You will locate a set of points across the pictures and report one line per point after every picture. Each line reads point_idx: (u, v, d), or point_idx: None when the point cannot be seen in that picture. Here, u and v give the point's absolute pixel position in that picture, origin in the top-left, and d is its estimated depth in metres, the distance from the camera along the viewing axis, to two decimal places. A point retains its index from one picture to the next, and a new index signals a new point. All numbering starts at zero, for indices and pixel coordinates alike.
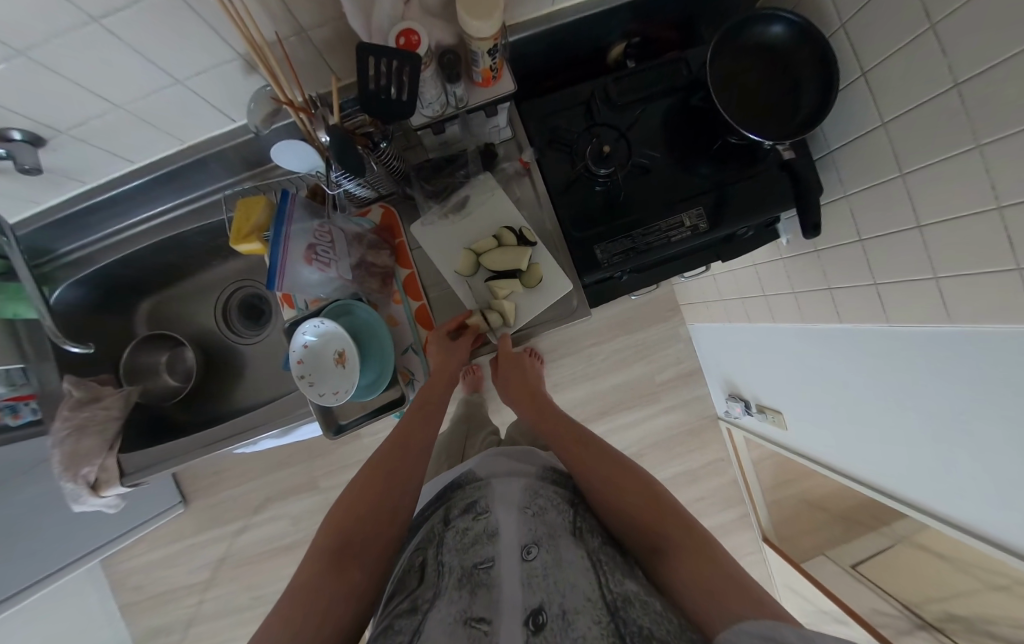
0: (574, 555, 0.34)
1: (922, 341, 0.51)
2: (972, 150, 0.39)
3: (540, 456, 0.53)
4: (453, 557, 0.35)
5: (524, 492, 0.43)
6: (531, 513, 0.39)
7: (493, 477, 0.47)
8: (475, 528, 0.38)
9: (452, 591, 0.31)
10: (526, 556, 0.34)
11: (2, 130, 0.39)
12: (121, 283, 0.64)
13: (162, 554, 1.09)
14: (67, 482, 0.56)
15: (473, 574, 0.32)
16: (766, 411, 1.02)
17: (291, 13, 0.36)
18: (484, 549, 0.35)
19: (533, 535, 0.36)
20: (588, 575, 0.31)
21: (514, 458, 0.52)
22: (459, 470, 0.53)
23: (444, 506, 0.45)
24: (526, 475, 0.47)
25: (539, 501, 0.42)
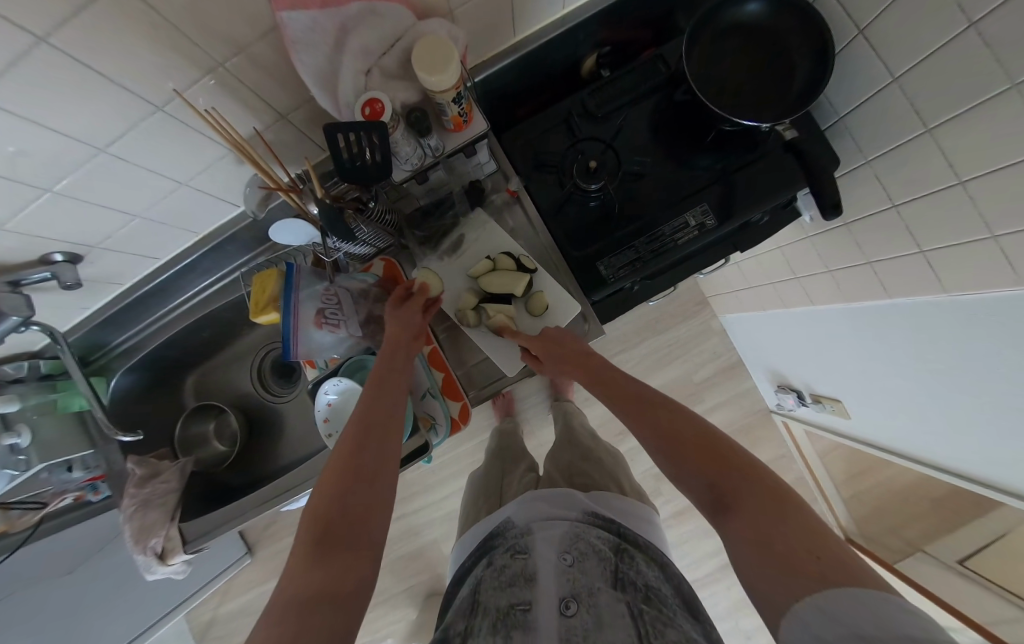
0: (613, 611, 0.30)
1: (993, 310, 0.44)
2: (1006, 91, 0.34)
3: (584, 493, 0.47)
4: (487, 595, 0.34)
5: (568, 535, 0.38)
6: (570, 562, 0.35)
7: (532, 519, 0.41)
8: (512, 570, 0.36)
9: (485, 636, 0.30)
10: (565, 610, 0.31)
11: (48, 255, 0.44)
12: (166, 364, 0.70)
13: (235, 605, 1.16)
14: (139, 555, 0.61)
15: (509, 617, 0.31)
16: (822, 402, 0.93)
17: (266, 102, 0.39)
18: (521, 591, 0.34)
19: (572, 586, 0.33)
20: (631, 630, 0.28)
21: (551, 494, 0.45)
22: (495, 513, 0.47)
23: (483, 553, 0.40)
24: (566, 518, 0.40)
25: (580, 545, 0.37)
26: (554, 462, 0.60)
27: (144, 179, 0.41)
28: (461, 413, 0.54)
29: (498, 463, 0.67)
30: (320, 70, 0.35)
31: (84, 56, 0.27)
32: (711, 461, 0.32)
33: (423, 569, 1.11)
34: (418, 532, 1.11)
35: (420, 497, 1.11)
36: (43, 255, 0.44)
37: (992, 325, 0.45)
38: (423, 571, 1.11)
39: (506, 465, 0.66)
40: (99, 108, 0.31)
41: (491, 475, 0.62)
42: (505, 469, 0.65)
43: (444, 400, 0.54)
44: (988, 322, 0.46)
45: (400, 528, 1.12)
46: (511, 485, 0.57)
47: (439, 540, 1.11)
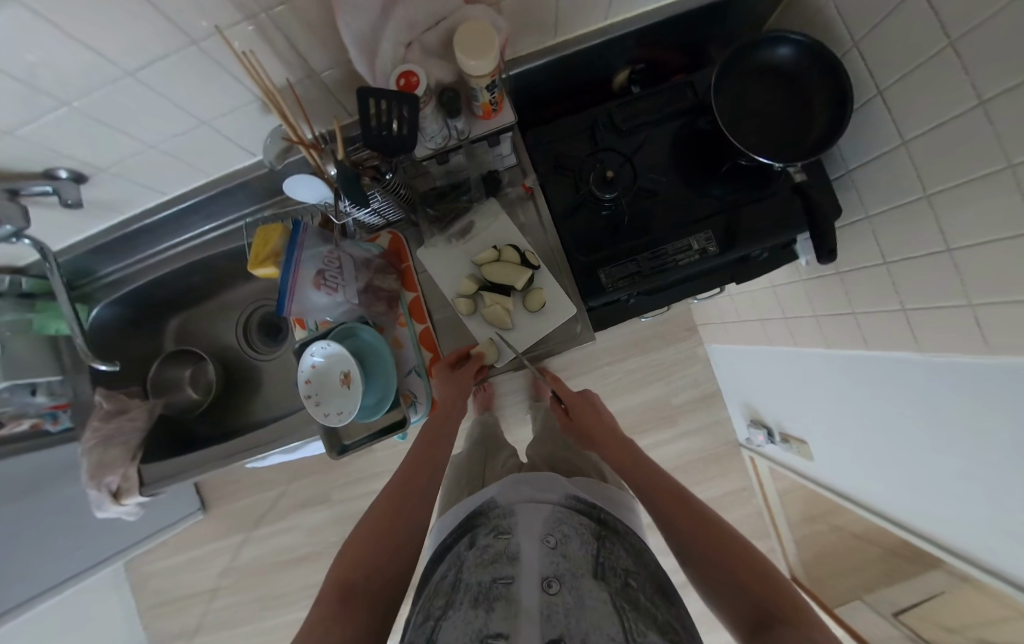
0: (596, 597, 0.30)
1: (959, 373, 0.47)
2: (1004, 169, 0.36)
3: (564, 477, 0.49)
4: (470, 574, 0.34)
5: (551, 518, 0.39)
6: (552, 545, 0.36)
7: (517, 503, 0.42)
8: (497, 548, 0.36)
9: (466, 610, 0.30)
10: (548, 588, 0.31)
11: (52, 170, 0.43)
12: (152, 302, 0.69)
13: (180, 560, 1.13)
14: (91, 490, 0.59)
15: (491, 590, 0.31)
16: (790, 441, 0.96)
17: (302, 57, 0.39)
18: (503, 568, 0.34)
19: (556, 566, 0.33)
20: (614, 618, 0.28)
21: (535, 481, 0.46)
22: (478, 496, 0.47)
23: (466, 531, 0.40)
24: (549, 503, 0.41)
25: (562, 530, 0.38)
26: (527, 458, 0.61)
27: (167, 111, 0.41)
28: None
29: (480, 449, 0.68)
30: (362, 34, 0.35)
31: None
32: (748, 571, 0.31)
33: None
34: None
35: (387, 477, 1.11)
36: (47, 169, 0.43)
37: (957, 387, 0.48)
38: None
39: (490, 453, 0.67)
40: (136, 32, 0.31)
41: (472, 461, 0.63)
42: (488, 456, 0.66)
43: (428, 380, 0.54)
44: (954, 386, 0.48)
45: (361, 505, 1.11)
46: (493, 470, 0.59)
47: None
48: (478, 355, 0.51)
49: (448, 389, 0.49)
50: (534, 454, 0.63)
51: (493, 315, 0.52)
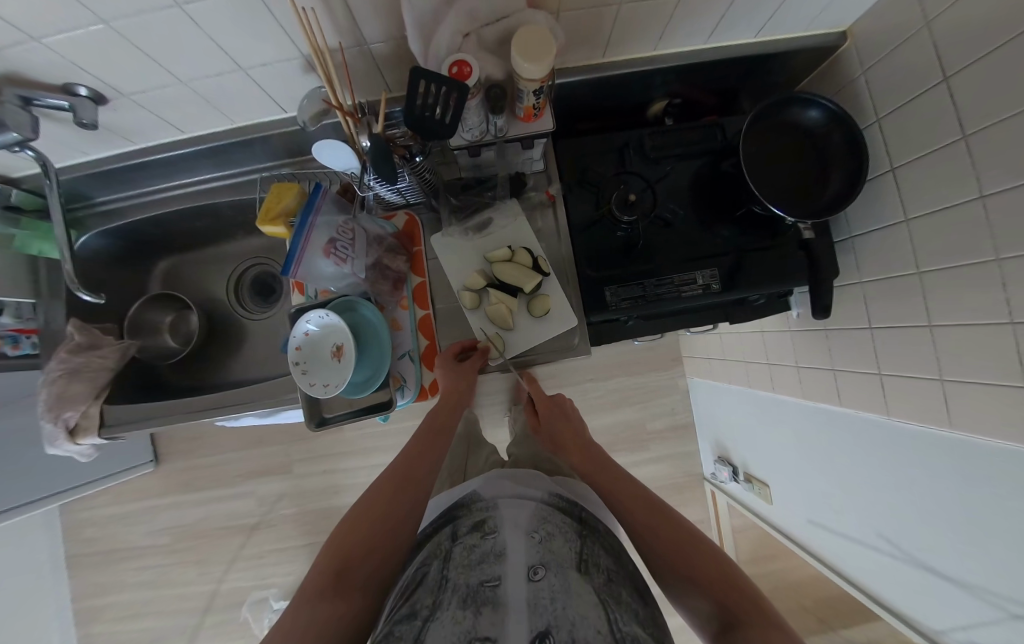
0: (582, 587, 0.30)
1: (923, 441, 0.50)
2: (992, 262, 0.40)
3: (549, 478, 0.49)
4: (457, 573, 0.32)
5: (535, 514, 0.39)
6: (538, 539, 0.35)
7: (500, 499, 0.42)
8: (484, 546, 0.35)
9: (454, 609, 0.28)
10: (533, 576, 0.31)
11: (71, 86, 0.41)
12: (145, 240, 0.66)
13: (120, 511, 1.07)
14: (46, 423, 0.56)
15: (478, 593, 0.29)
16: (752, 482, 0.99)
17: (358, 26, 0.39)
18: (491, 566, 0.32)
19: (541, 556, 0.33)
20: (599, 610, 0.28)
21: (517, 479, 0.47)
22: (461, 488, 0.47)
23: (449, 524, 0.40)
24: (533, 500, 0.42)
25: (547, 526, 0.38)
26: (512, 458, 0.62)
27: (208, 50, 0.40)
28: (432, 384, 0.55)
29: (461, 441, 0.68)
30: (424, 16, 0.35)
31: None
32: (709, 568, 0.33)
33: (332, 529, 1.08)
34: (339, 491, 1.08)
35: (354, 458, 1.09)
36: (66, 84, 0.41)
37: (919, 454, 0.51)
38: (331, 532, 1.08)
39: (471, 448, 0.67)
40: None
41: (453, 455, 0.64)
42: (469, 451, 0.66)
43: (420, 367, 0.54)
44: (918, 452, 0.51)
45: (322, 482, 1.09)
46: (475, 467, 0.59)
47: None
48: (483, 345, 0.52)
49: (453, 378, 0.49)
50: (515, 452, 0.64)
51: (495, 314, 0.52)
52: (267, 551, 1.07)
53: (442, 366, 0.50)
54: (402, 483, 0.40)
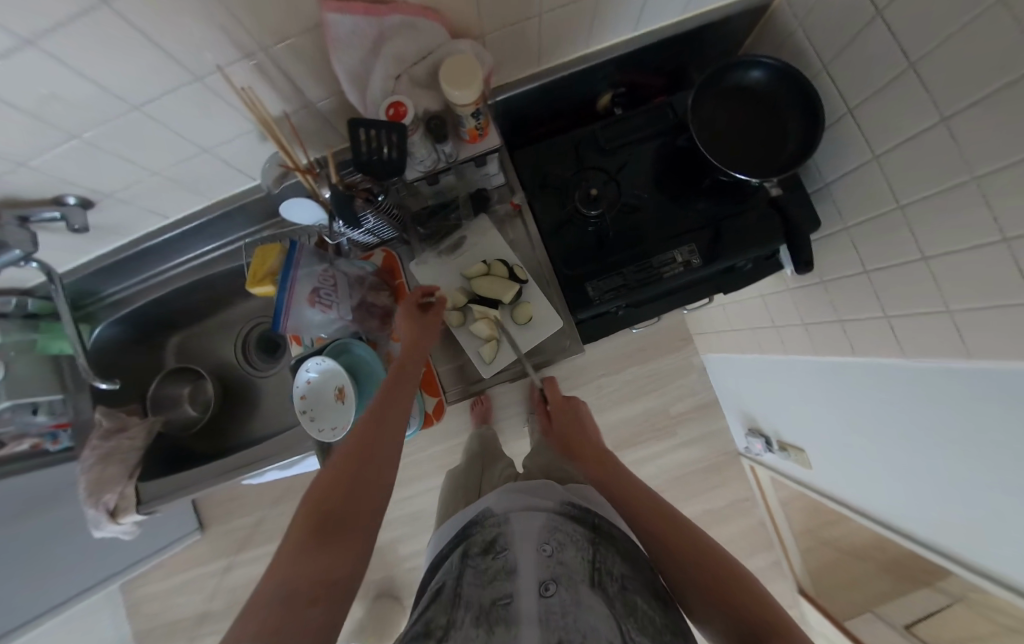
0: (594, 600, 0.30)
1: (943, 377, 0.48)
2: (968, 183, 0.38)
3: (563, 487, 0.49)
4: (470, 591, 0.33)
5: (546, 526, 0.39)
6: (548, 551, 0.36)
7: (511, 512, 0.43)
8: (494, 565, 0.36)
9: (468, 629, 0.28)
10: (545, 592, 0.31)
11: (60, 197, 0.46)
12: (153, 321, 0.70)
13: (175, 582, 1.11)
14: (89, 508, 0.59)
15: (492, 612, 0.30)
16: (787, 449, 0.96)
17: (299, 88, 0.42)
18: (503, 584, 0.33)
19: (551, 571, 0.33)
20: (611, 622, 0.28)
21: (530, 488, 0.47)
22: (475, 506, 0.48)
23: (461, 545, 0.41)
24: (544, 510, 0.42)
25: (558, 536, 0.38)
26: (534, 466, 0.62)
27: (171, 139, 0.43)
28: (435, 408, 0.55)
29: (477, 459, 0.69)
30: (354, 69, 0.38)
31: (140, 21, 0.29)
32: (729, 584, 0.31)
33: (376, 568, 1.09)
34: None
35: None
36: (56, 196, 0.45)
37: (942, 393, 0.49)
38: (374, 571, 1.09)
39: (488, 463, 0.67)
40: (147, 71, 0.34)
41: (470, 472, 0.64)
42: (485, 467, 0.67)
43: (422, 395, 0.54)
44: (941, 391, 0.49)
45: None
46: (492, 481, 0.60)
47: (397, 539, 1.09)
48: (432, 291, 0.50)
49: (416, 331, 0.47)
50: (531, 461, 0.64)
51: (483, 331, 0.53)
52: None
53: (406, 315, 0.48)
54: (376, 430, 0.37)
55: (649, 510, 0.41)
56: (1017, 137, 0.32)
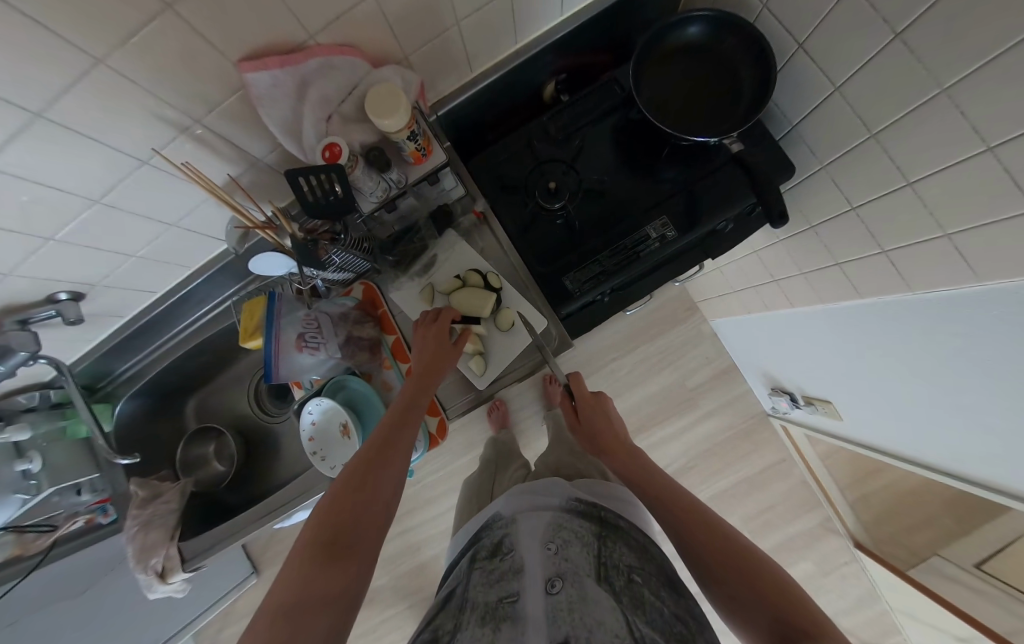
0: (600, 593, 0.30)
1: (955, 306, 0.45)
2: (938, 96, 0.36)
3: (568, 482, 0.49)
4: (476, 593, 0.33)
5: (551, 525, 0.39)
6: (553, 549, 0.36)
7: (518, 514, 0.43)
8: (501, 567, 0.36)
9: (473, 628, 0.29)
10: (551, 590, 0.31)
11: (53, 295, 0.49)
12: (167, 389, 0.74)
13: (242, 625, 1.17)
14: (140, 573, 0.63)
15: (497, 610, 0.30)
16: (814, 403, 0.92)
17: (242, 148, 0.43)
18: (509, 584, 0.33)
19: (558, 567, 0.33)
20: (617, 612, 0.28)
21: (536, 487, 0.47)
22: (484, 513, 0.48)
23: (471, 548, 0.42)
24: (549, 509, 0.42)
25: (563, 533, 0.38)
26: (548, 464, 0.62)
27: (139, 222, 0.45)
28: (439, 428, 0.55)
29: (492, 467, 0.69)
30: (286, 120, 0.39)
31: (75, 123, 0.31)
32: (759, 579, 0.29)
33: (424, 585, 1.11)
34: (417, 548, 1.12)
35: (418, 513, 1.12)
36: (49, 295, 0.49)
37: (957, 322, 0.46)
38: (423, 589, 1.11)
39: (502, 467, 0.68)
40: (96, 167, 0.36)
41: (483, 478, 0.65)
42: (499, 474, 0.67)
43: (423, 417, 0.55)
44: (956, 320, 0.46)
45: (399, 544, 1.12)
46: (503, 485, 0.60)
47: (439, 555, 1.11)
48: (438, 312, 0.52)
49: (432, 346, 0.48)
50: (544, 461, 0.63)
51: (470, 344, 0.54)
52: (374, 623, 1.12)
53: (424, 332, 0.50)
54: (379, 450, 0.38)
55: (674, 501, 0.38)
56: (977, 36, 0.30)
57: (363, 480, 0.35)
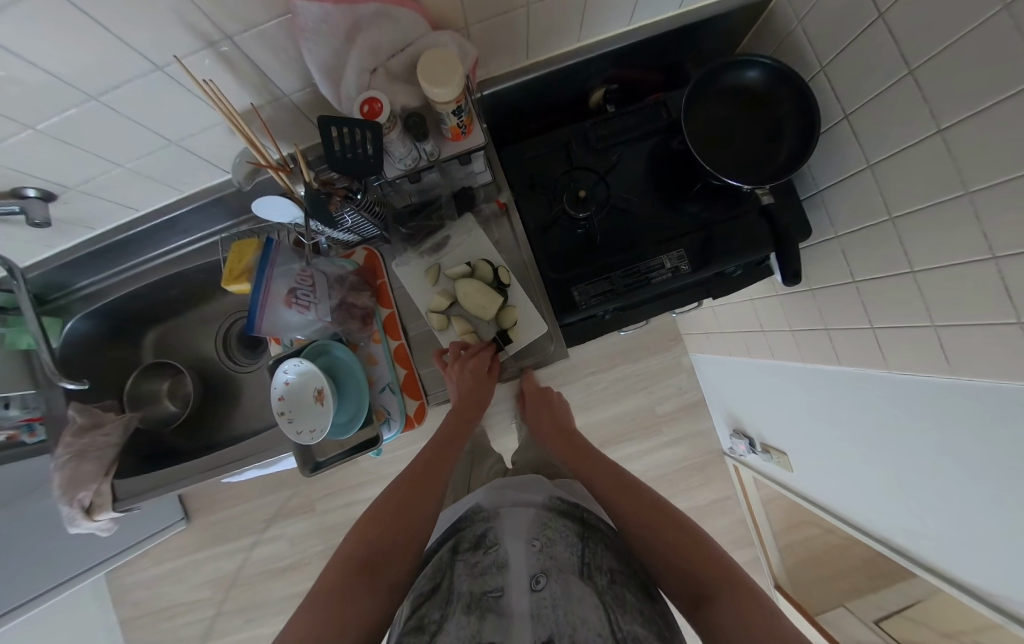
0: (583, 591, 0.31)
1: (924, 390, 0.48)
2: (960, 196, 0.37)
3: (549, 481, 0.51)
4: (463, 586, 0.34)
5: (535, 521, 0.41)
6: (538, 545, 0.37)
7: (501, 509, 0.44)
8: (485, 560, 0.37)
9: (460, 617, 0.30)
10: (535, 585, 0.32)
11: (19, 189, 0.44)
12: (128, 316, 0.68)
13: (162, 570, 1.12)
14: (63, 506, 0.58)
15: (482, 601, 0.32)
16: (770, 452, 0.97)
17: (267, 77, 0.40)
18: (494, 578, 0.34)
19: (541, 563, 0.35)
20: (600, 613, 0.29)
21: (519, 485, 0.48)
22: (467, 502, 0.48)
23: (452, 538, 0.42)
24: (532, 505, 0.43)
25: (547, 532, 0.39)
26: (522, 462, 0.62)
27: (135, 131, 0.41)
28: (417, 412, 0.53)
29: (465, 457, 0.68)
30: (325, 60, 0.36)
31: (87, 6, 0.27)
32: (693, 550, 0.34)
33: None
34: None
35: (371, 488, 1.10)
36: (14, 188, 0.44)
37: (923, 406, 0.49)
38: None
39: (475, 459, 0.68)
40: (100, 59, 0.32)
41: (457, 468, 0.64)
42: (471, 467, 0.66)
43: (403, 398, 0.53)
44: (923, 403, 0.49)
45: (345, 515, 1.10)
46: None
47: None
48: (470, 346, 0.52)
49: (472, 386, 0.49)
50: (518, 460, 0.64)
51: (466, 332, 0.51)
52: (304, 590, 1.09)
53: (459, 371, 0.49)
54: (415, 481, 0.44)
55: (624, 487, 0.42)
56: (1014, 154, 0.31)
57: (397, 508, 0.41)
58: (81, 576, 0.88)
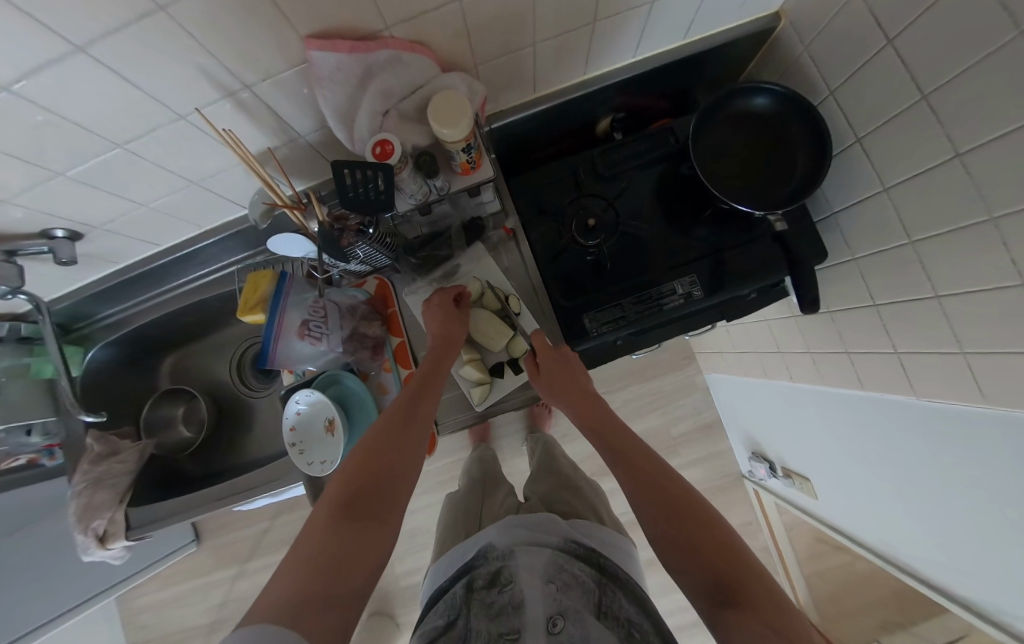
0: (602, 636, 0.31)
1: (956, 419, 0.45)
2: (985, 222, 0.36)
3: (565, 519, 0.48)
4: (477, 626, 0.34)
5: (551, 562, 0.39)
6: (555, 587, 0.36)
7: (514, 545, 0.41)
8: (500, 600, 0.36)
9: None
10: (553, 629, 0.32)
11: (49, 230, 0.46)
12: (147, 344, 0.70)
13: (172, 593, 1.11)
14: (78, 534, 0.58)
15: None
16: (792, 477, 0.93)
17: (284, 120, 0.41)
18: (511, 618, 0.34)
19: (559, 606, 0.34)
20: None
21: (532, 520, 0.45)
22: (478, 535, 0.46)
23: (464, 575, 0.40)
24: (549, 544, 0.41)
25: (564, 575, 0.37)
26: (535, 492, 0.60)
27: (158, 174, 0.43)
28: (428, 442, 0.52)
29: (476, 486, 0.67)
30: (339, 105, 0.37)
31: (118, 67, 0.29)
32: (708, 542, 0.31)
33: None
34: None
35: None
36: (44, 230, 0.46)
37: (954, 435, 0.46)
38: None
39: (487, 488, 0.66)
40: (127, 112, 0.34)
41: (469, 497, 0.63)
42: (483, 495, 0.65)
43: None
44: (955, 432, 0.46)
45: None
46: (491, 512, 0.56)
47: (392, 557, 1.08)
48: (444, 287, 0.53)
49: (447, 327, 0.49)
50: (530, 491, 0.62)
51: (475, 362, 0.52)
52: None
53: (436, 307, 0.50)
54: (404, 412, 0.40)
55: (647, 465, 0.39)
56: None
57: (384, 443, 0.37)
58: (94, 599, 0.88)
